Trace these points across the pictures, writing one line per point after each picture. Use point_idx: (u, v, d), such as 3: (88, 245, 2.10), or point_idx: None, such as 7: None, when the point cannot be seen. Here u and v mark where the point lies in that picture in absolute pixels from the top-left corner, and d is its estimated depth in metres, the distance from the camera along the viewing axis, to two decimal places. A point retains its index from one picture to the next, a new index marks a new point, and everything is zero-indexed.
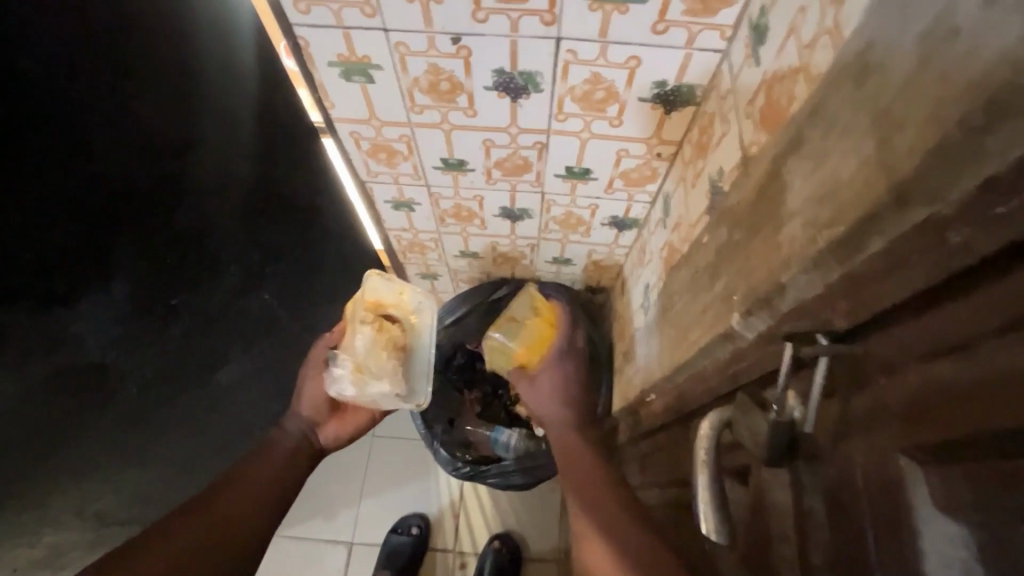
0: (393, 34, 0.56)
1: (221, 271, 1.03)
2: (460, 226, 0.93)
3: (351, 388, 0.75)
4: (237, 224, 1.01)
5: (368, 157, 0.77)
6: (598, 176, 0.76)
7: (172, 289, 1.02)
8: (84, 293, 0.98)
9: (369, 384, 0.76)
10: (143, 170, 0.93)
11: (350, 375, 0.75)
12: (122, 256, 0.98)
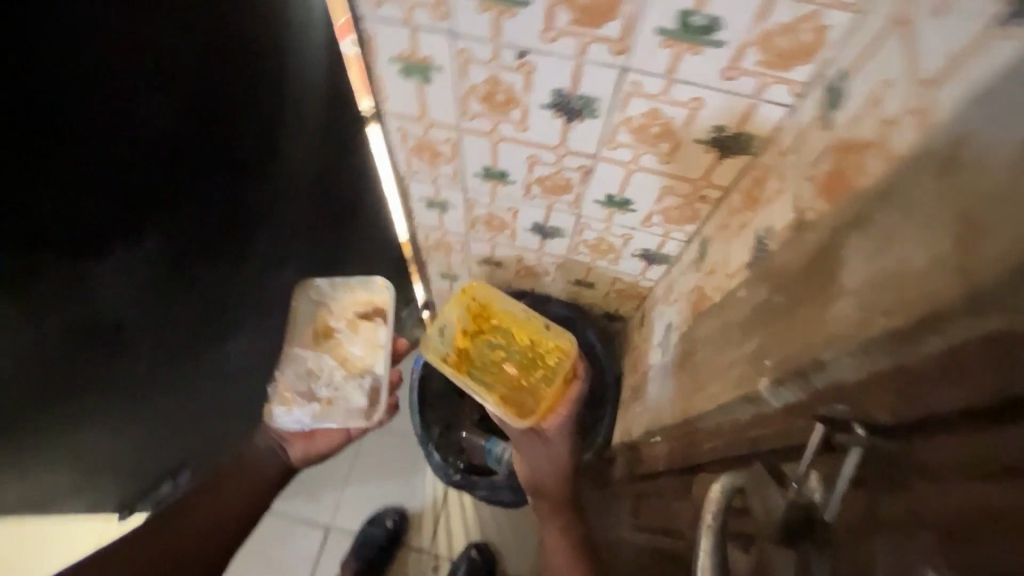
0: (458, 41, 0.55)
1: (246, 253, 0.97)
2: (489, 234, 0.93)
3: (286, 412, 0.83)
4: (278, 212, 0.92)
5: (412, 154, 0.77)
6: (638, 208, 0.75)
7: (192, 266, 0.94)
8: (98, 269, 0.85)
9: (299, 408, 0.83)
10: (189, 158, 0.75)
11: (280, 399, 0.83)
12: (145, 245, 0.85)
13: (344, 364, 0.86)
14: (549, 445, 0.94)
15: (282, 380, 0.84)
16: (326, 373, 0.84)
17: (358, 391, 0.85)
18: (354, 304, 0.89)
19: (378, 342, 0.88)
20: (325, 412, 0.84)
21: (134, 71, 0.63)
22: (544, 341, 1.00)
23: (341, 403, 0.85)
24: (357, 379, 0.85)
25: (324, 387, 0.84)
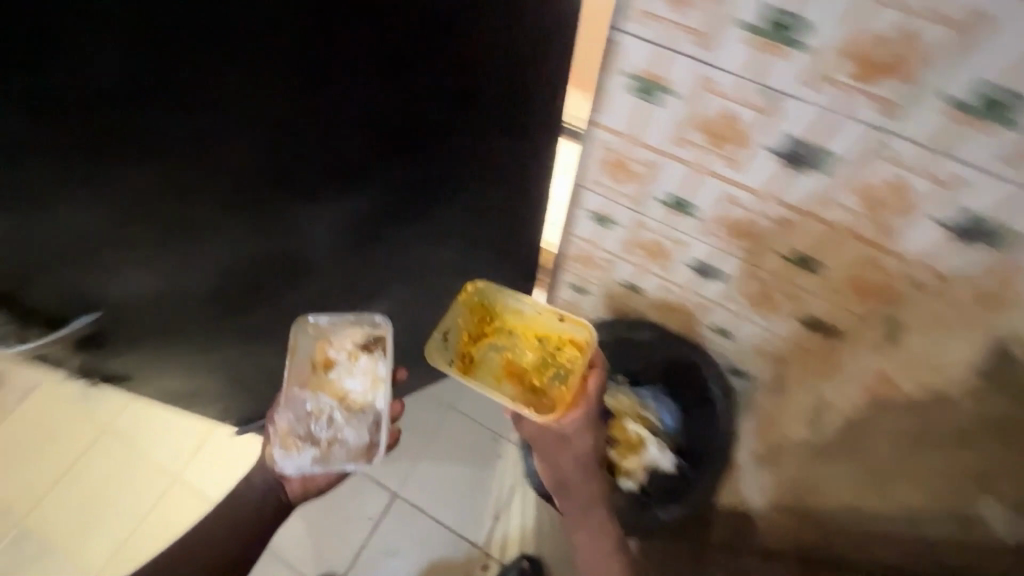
0: (711, 70, 0.55)
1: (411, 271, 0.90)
2: (642, 259, 0.91)
3: (285, 457, 0.77)
4: (452, 225, 0.85)
5: (601, 168, 0.76)
6: (824, 272, 0.70)
7: (354, 289, 0.88)
8: (281, 290, 0.80)
9: (299, 453, 0.77)
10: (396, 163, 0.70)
11: (279, 444, 0.77)
12: (324, 262, 0.79)
13: (343, 401, 0.78)
14: (570, 448, 0.84)
15: (277, 427, 0.77)
16: (327, 414, 0.78)
17: (359, 431, 0.78)
18: (355, 330, 0.82)
19: (379, 376, 0.80)
20: (325, 457, 0.77)
21: (370, 64, 0.57)
22: (555, 335, 0.87)
23: (341, 447, 0.77)
24: (357, 419, 0.78)
25: (322, 429, 0.77)
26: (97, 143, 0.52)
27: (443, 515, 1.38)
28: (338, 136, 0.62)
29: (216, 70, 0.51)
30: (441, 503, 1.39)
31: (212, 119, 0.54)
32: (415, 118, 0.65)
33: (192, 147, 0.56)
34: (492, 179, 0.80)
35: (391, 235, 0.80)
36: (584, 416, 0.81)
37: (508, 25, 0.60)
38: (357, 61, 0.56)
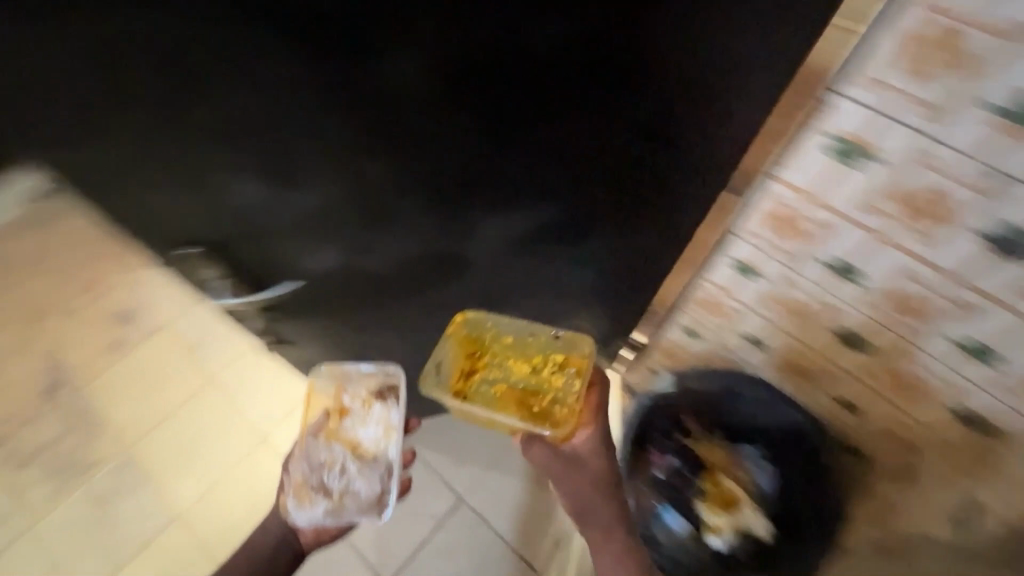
0: (935, 144, 0.57)
1: (556, 282, 0.92)
2: (778, 316, 0.90)
3: (298, 508, 0.93)
4: (603, 250, 0.84)
5: (765, 219, 0.77)
6: (998, 363, 0.70)
7: (499, 290, 0.90)
8: (434, 283, 0.83)
9: (314, 502, 0.93)
10: (562, 189, 0.68)
11: (293, 495, 0.93)
12: (474, 263, 0.81)
13: (354, 450, 0.95)
14: (588, 473, 0.90)
15: (297, 475, 0.94)
16: (340, 463, 0.94)
17: (370, 479, 0.95)
18: (370, 381, 0.99)
19: (390, 424, 0.98)
20: (336, 509, 0.94)
21: (557, 95, 0.54)
22: (548, 359, 0.91)
23: (350, 497, 0.94)
24: (366, 468, 0.95)
25: (335, 479, 0.94)
26: (306, 141, 0.54)
27: (502, 527, 1.39)
28: (536, 161, 0.62)
29: (477, 76, 0.50)
30: (501, 514, 1.40)
31: (453, 121, 0.54)
32: (614, 153, 0.63)
33: (408, 153, 0.57)
34: (665, 216, 0.78)
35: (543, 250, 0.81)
36: (590, 435, 0.88)
37: (707, 64, 0.54)
38: (540, 87, 0.52)
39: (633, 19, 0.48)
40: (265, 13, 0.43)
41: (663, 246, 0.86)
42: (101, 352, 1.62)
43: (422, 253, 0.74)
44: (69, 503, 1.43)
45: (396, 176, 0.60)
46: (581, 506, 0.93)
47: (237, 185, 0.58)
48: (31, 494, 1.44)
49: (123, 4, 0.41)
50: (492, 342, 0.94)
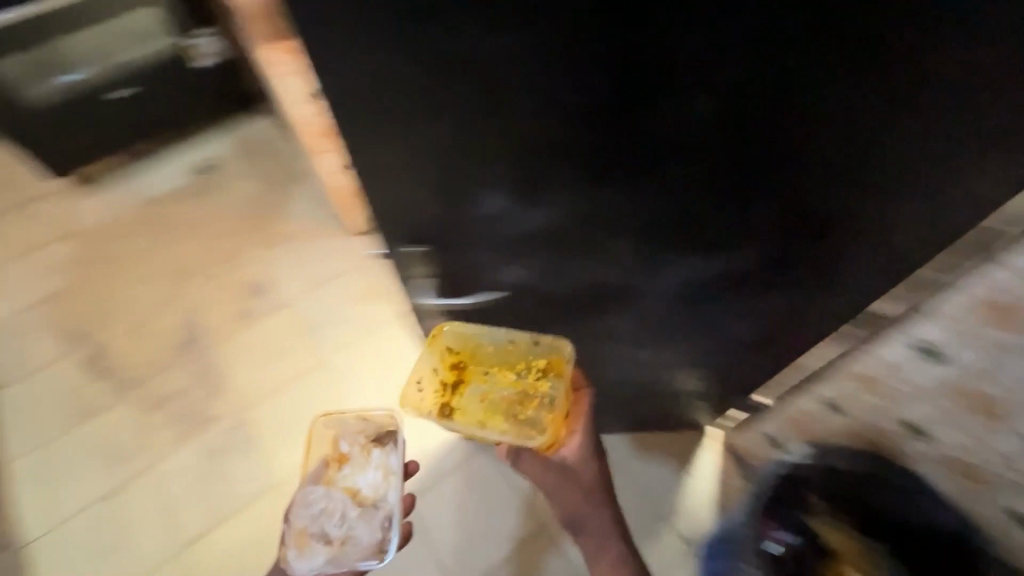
0: None
1: (706, 328, 0.97)
2: (956, 405, 0.87)
3: (302, 556, 0.95)
4: (764, 309, 0.90)
5: (976, 307, 0.73)
6: None
7: (656, 325, 0.97)
8: (608, 308, 0.92)
9: (314, 553, 0.95)
10: (764, 238, 0.75)
11: (295, 545, 0.96)
12: (649, 294, 0.89)
13: (355, 497, 1.00)
14: (578, 478, 0.99)
15: (297, 522, 0.97)
16: (340, 511, 0.98)
17: (371, 525, 0.97)
18: (365, 427, 1.07)
19: (386, 470, 1.02)
20: (337, 553, 0.95)
21: (806, 150, 0.63)
22: (530, 364, 0.92)
23: (351, 543, 0.95)
24: (367, 513, 0.98)
25: (337, 528, 0.97)
26: (578, 158, 0.66)
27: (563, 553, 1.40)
28: (758, 205, 0.70)
29: (746, 115, 0.60)
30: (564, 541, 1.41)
31: (701, 155, 0.65)
32: (830, 212, 0.70)
33: (657, 178, 0.68)
34: (830, 292, 0.83)
35: (718, 297, 0.88)
36: (579, 442, 0.93)
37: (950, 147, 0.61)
38: (796, 139, 0.62)
39: (899, 98, 0.57)
40: (603, 48, 0.55)
41: (814, 317, 0.89)
42: (231, 318, 1.78)
43: (606, 273, 0.84)
44: (187, 451, 1.55)
45: (631, 198, 0.71)
46: (578, 516, 1.05)
47: (484, 195, 0.72)
48: (156, 435, 1.57)
49: (475, 23, 0.53)
50: (469, 352, 0.94)
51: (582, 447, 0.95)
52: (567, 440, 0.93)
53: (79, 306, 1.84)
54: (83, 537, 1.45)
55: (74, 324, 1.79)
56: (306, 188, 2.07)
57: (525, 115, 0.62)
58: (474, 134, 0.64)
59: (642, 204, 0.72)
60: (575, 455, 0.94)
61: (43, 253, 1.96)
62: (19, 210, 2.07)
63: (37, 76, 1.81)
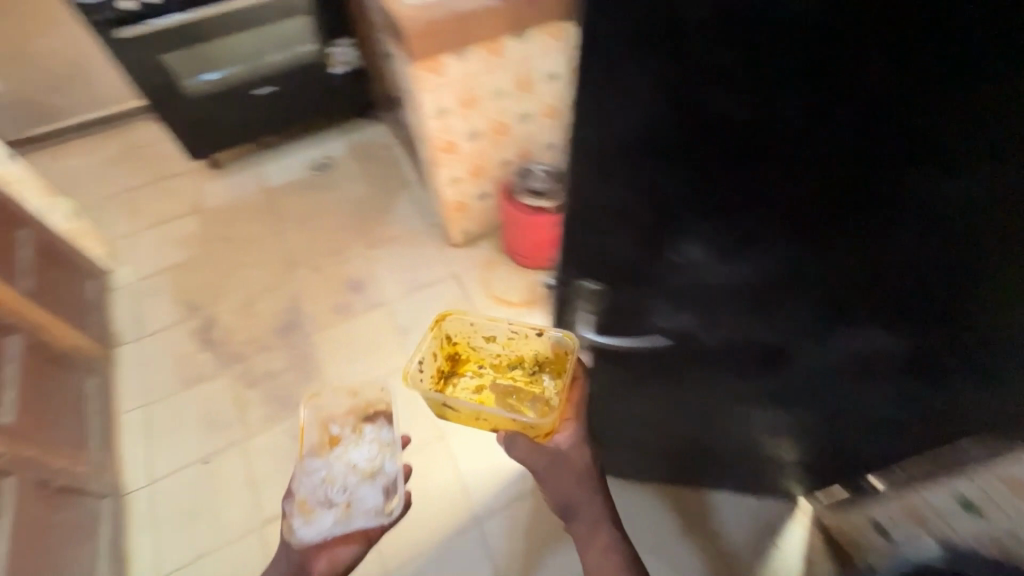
0: None
1: (842, 407, 0.91)
2: None
3: (304, 524, 0.98)
4: (916, 394, 0.84)
5: None
6: None
7: (790, 396, 0.90)
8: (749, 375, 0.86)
9: (319, 517, 0.98)
10: (962, 318, 0.70)
11: (299, 514, 0.99)
12: (802, 367, 0.83)
13: (355, 469, 1.03)
14: (574, 464, 0.98)
15: (301, 493, 1.01)
16: (343, 480, 1.01)
17: (375, 491, 1.02)
18: (353, 407, 1.12)
19: (382, 445, 1.07)
20: (344, 517, 0.99)
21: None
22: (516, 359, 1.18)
23: (355, 506, 1.00)
24: (371, 482, 1.02)
25: (340, 494, 1.01)
26: (800, 215, 0.61)
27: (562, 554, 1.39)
28: (973, 283, 0.65)
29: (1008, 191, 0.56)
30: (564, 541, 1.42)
31: (937, 225, 0.60)
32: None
33: (879, 243, 0.63)
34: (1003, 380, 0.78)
35: (876, 376, 0.82)
36: (574, 429, 1.00)
37: None
38: None
39: None
40: (895, 102, 0.51)
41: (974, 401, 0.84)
42: (329, 310, 1.87)
43: (765, 337, 0.78)
44: (275, 431, 1.62)
45: (838, 263, 0.66)
46: (568, 500, 0.99)
47: (680, 245, 0.67)
48: (250, 411, 1.66)
49: (780, 57, 0.48)
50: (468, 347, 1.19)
51: (578, 433, 1.00)
52: (562, 426, 0.99)
53: (195, 279, 1.98)
54: (172, 498, 1.53)
55: (189, 296, 1.93)
56: (409, 197, 2.17)
57: (773, 165, 0.57)
58: (704, 177, 0.59)
59: (847, 271, 0.67)
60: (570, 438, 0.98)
61: (170, 226, 2.14)
62: (155, 185, 2.27)
63: (190, 69, 1.97)
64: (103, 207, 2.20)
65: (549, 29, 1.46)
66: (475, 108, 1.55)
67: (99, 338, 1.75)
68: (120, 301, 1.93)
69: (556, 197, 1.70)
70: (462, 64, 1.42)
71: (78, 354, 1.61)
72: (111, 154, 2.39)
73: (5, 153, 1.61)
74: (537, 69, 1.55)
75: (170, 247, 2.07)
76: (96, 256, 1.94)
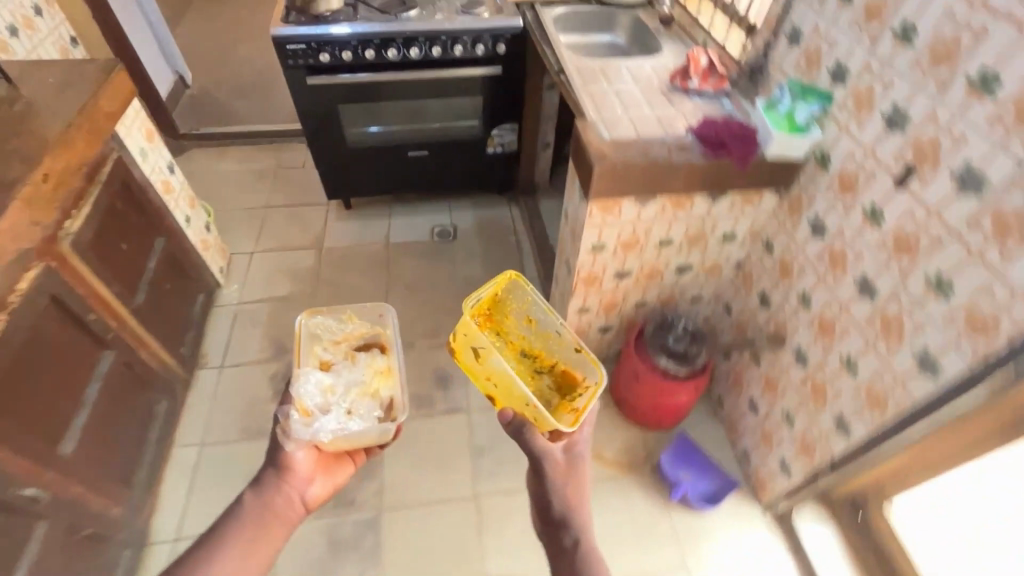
0: None
1: None
2: None
3: (303, 427, 0.97)
4: None
5: None
6: None
7: None
8: None
9: (317, 422, 0.99)
10: None
11: (298, 415, 0.98)
12: None
13: (362, 387, 1.08)
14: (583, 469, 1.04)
15: (299, 398, 1.00)
16: (348, 394, 1.06)
17: (376, 408, 1.07)
18: (352, 339, 1.17)
19: (377, 367, 1.12)
20: (343, 423, 1.02)
21: None
22: (538, 358, 1.54)
23: (358, 415, 1.04)
24: (375, 399, 1.08)
25: (339, 403, 1.04)
26: None
27: None
28: None
29: None
30: None
31: None
32: None
33: None
34: None
35: None
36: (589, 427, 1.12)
37: None
38: None
39: None
40: None
41: None
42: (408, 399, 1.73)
43: None
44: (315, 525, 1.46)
45: None
46: (553, 504, 0.98)
47: None
48: None
49: None
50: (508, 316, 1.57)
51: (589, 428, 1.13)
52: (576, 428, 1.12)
53: (292, 320, 1.93)
54: None
55: (281, 336, 1.87)
56: None
57: None
58: None
59: None
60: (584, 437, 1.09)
61: (287, 256, 2.13)
62: (288, 210, 2.31)
63: (355, 121, 1.93)
64: (237, 219, 2.26)
65: (748, 195, 1.26)
66: (634, 251, 1.37)
67: (186, 359, 1.70)
68: (218, 321, 1.90)
69: (695, 365, 1.47)
70: (640, 209, 1.25)
71: (160, 376, 1.56)
72: (260, 169, 2.48)
73: (169, 163, 1.70)
74: (717, 228, 1.35)
75: (280, 277, 2.05)
76: (213, 270, 1.96)
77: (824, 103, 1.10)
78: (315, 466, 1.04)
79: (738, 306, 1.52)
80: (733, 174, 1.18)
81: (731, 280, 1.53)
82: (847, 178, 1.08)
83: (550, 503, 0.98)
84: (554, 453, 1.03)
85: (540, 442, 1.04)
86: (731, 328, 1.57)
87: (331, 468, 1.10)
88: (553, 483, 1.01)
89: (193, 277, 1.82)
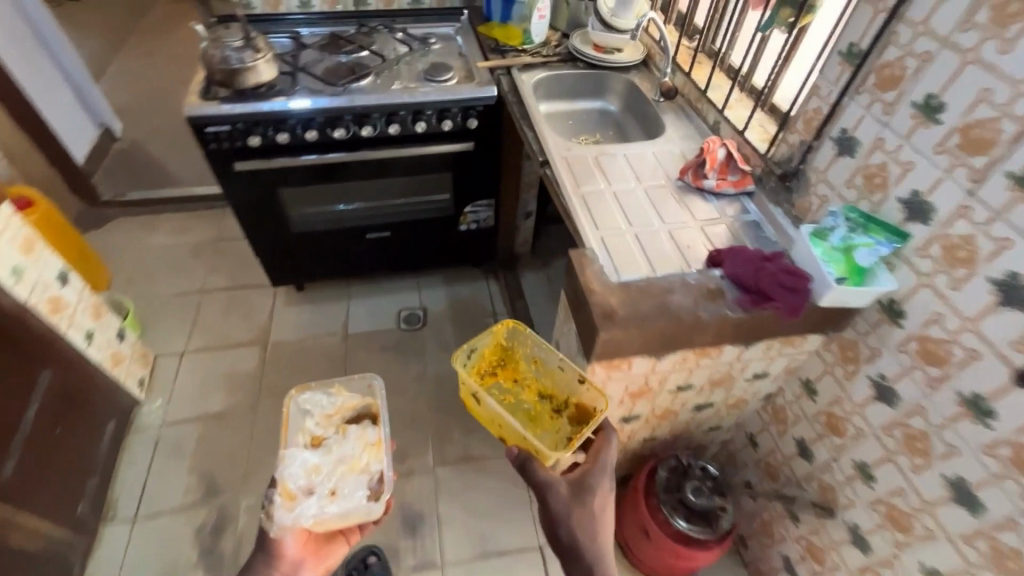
0: None
1: None
2: None
3: (285, 514, 0.84)
4: None
5: None
6: None
7: None
8: None
9: (299, 508, 0.84)
10: None
11: (280, 498, 0.85)
12: None
13: (352, 461, 0.92)
14: (602, 496, 0.88)
15: (281, 480, 0.86)
16: (333, 472, 0.89)
17: (364, 485, 0.90)
18: (343, 410, 1.00)
19: (368, 440, 0.95)
20: (326, 507, 0.86)
21: None
22: (557, 397, 1.22)
23: (343, 496, 0.88)
24: (365, 474, 0.91)
25: (324, 484, 0.88)
26: None
27: None
28: None
29: None
30: None
31: None
32: None
33: None
34: None
35: None
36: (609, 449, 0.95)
37: None
38: None
39: None
40: None
41: None
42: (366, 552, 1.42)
43: None
44: None
45: None
46: (568, 536, 0.83)
47: None
48: None
49: None
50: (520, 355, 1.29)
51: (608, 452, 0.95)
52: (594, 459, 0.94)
53: (226, 444, 1.60)
54: None
55: (212, 468, 1.54)
56: None
57: None
58: None
59: None
60: (604, 464, 0.93)
61: (225, 356, 1.80)
62: (228, 294, 1.97)
63: (301, 204, 1.62)
64: (165, 308, 1.91)
65: (788, 338, 0.99)
66: (644, 398, 1.09)
67: (83, 520, 1.37)
68: (135, 452, 1.57)
69: (721, 527, 1.20)
70: (654, 363, 0.97)
71: (44, 556, 1.23)
72: (198, 242, 2.14)
73: (61, 272, 1.37)
74: (746, 369, 1.08)
75: (214, 386, 1.72)
76: (130, 387, 1.62)
77: (895, 241, 0.84)
78: (304, 548, 0.90)
79: (767, 442, 1.25)
80: (775, 325, 0.91)
81: (757, 411, 1.26)
82: (931, 346, 0.81)
83: (561, 536, 0.84)
84: (559, 482, 0.87)
85: (544, 471, 0.89)
86: (757, 465, 1.30)
87: (323, 544, 0.96)
88: (564, 515, 0.85)
89: (99, 406, 1.48)
